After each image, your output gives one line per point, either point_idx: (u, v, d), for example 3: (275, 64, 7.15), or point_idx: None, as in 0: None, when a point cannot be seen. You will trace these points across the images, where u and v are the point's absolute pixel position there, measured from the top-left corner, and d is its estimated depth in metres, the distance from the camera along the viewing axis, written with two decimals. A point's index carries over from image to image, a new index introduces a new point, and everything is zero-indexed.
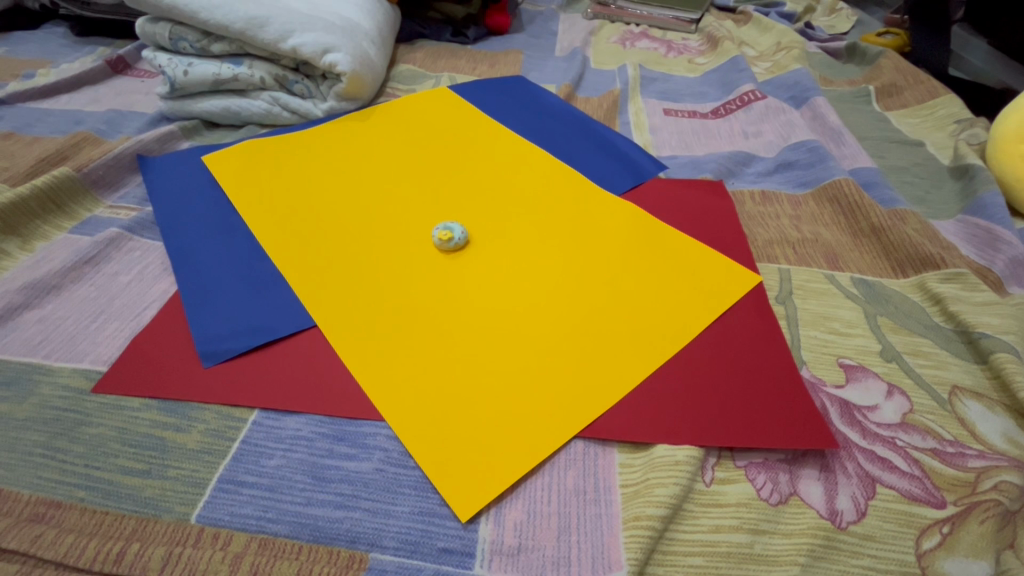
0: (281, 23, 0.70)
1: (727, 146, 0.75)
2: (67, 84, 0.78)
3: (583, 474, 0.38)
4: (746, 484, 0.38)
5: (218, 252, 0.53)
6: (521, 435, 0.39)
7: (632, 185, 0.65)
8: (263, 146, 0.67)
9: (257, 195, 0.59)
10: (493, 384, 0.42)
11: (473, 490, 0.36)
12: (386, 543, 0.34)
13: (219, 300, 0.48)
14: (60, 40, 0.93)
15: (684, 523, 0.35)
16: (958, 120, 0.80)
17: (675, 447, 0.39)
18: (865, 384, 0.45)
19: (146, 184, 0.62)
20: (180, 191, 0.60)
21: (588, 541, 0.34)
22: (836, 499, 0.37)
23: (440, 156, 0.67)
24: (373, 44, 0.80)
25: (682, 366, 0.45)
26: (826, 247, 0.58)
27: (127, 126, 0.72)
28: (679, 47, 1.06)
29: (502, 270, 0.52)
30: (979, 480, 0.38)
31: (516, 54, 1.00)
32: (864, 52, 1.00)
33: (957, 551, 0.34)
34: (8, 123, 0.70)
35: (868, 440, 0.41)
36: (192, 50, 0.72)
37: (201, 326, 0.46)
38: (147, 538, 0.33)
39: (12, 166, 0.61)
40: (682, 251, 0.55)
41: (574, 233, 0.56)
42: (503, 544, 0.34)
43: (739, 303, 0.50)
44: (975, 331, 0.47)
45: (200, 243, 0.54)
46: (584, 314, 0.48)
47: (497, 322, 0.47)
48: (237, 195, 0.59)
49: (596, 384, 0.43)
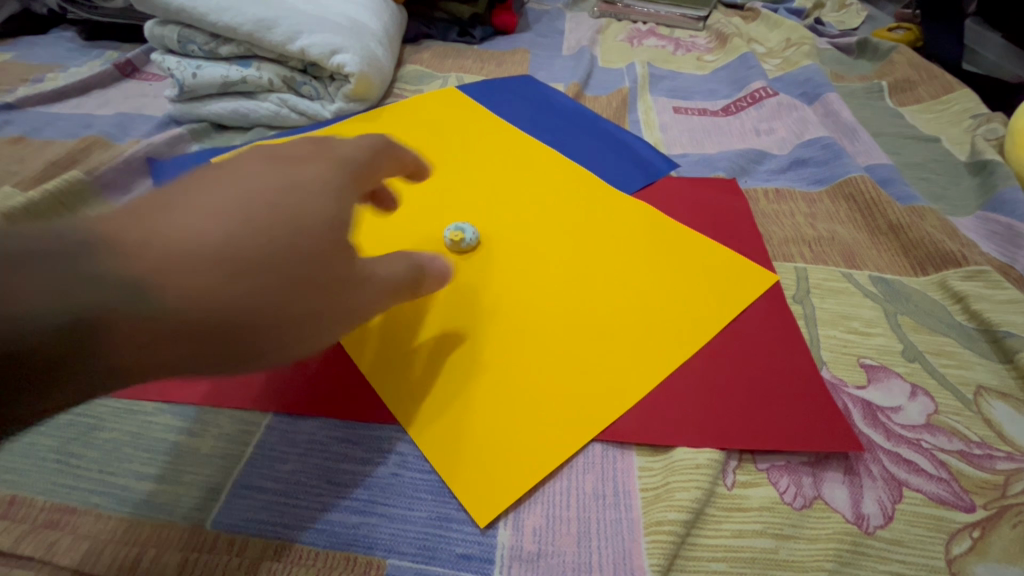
0: (289, 24, 0.70)
1: (739, 143, 0.74)
2: (76, 88, 0.78)
3: (602, 478, 0.37)
4: (770, 488, 0.37)
5: None
6: (538, 438, 0.39)
7: (644, 184, 0.65)
8: (272, 147, 0.66)
9: None
10: (509, 386, 0.42)
11: (491, 494, 0.36)
12: (404, 548, 0.34)
13: None
14: (69, 44, 0.93)
15: (706, 527, 0.35)
16: (975, 115, 0.79)
17: (695, 450, 0.38)
18: (887, 385, 0.44)
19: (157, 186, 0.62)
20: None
21: (609, 546, 0.34)
22: (862, 502, 0.36)
23: (449, 156, 0.67)
24: (381, 45, 0.80)
25: (700, 366, 0.44)
26: (843, 244, 0.57)
27: (136, 129, 0.72)
28: (688, 45, 1.05)
29: (514, 270, 0.51)
30: (1008, 483, 0.37)
31: (523, 53, 0.99)
32: (876, 48, 0.99)
33: (989, 556, 0.34)
34: (19, 128, 0.70)
35: (893, 442, 0.40)
36: (200, 53, 0.72)
37: None
38: (162, 543, 0.33)
39: (24, 170, 0.61)
40: (696, 250, 0.54)
41: (587, 233, 0.56)
42: (523, 550, 0.34)
43: (756, 303, 0.49)
44: (999, 330, 0.46)
45: None
46: (599, 314, 0.47)
47: (512, 324, 0.46)
48: None
49: (613, 386, 0.42)
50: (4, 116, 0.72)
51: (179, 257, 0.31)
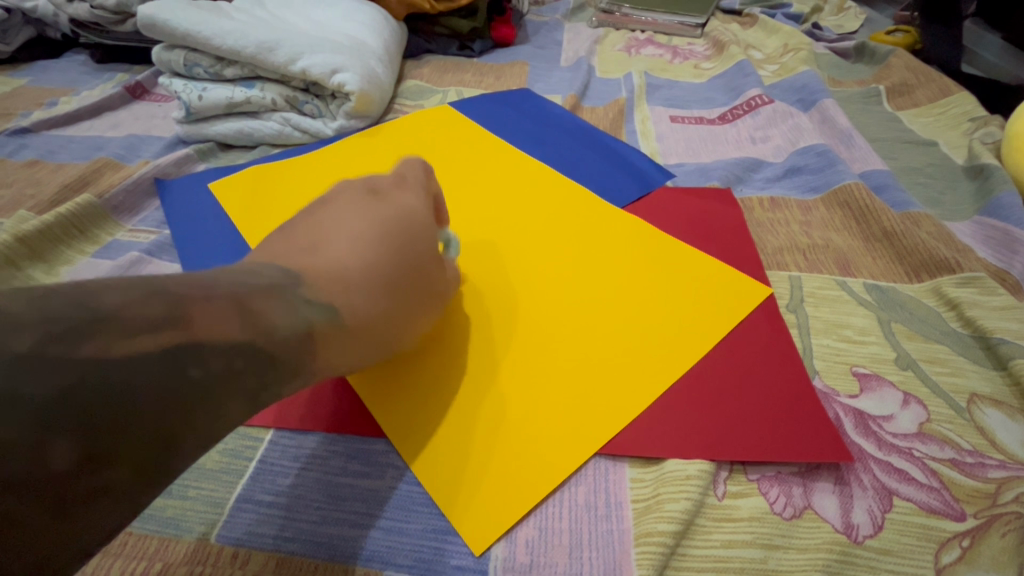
0: (291, 46, 0.72)
1: (735, 152, 0.75)
2: (88, 111, 0.81)
3: (594, 489, 0.38)
4: (760, 498, 0.37)
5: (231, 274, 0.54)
6: (530, 458, 0.40)
7: (639, 196, 0.66)
8: (272, 169, 0.68)
9: (269, 217, 0.61)
10: (503, 407, 0.43)
11: (484, 511, 0.37)
12: (400, 560, 0.35)
13: None
14: (81, 67, 0.96)
15: (696, 538, 0.35)
16: (973, 118, 0.79)
17: (685, 461, 0.39)
18: (879, 394, 0.44)
19: (164, 208, 0.64)
20: (193, 216, 0.62)
21: (600, 557, 0.35)
22: (852, 512, 0.37)
23: (447, 173, 0.68)
24: (381, 62, 0.82)
25: (692, 382, 0.44)
26: (837, 252, 0.57)
27: (146, 150, 0.74)
28: (685, 53, 1.06)
29: (510, 289, 0.52)
30: (999, 491, 0.38)
31: (521, 66, 1.00)
32: (874, 51, 0.99)
33: (978, 566, 0.34)
34: (34, 151, 0.73)
35: (884, 451, 0.40)
36: (206, 76, 0.74)
37: None
38: (170, 557, 0.34)
39: (38, 194, 0.64)
40: (690, 263, 0.55)
41: (581, 250, 0.57)
42: (515, 561, 0.35)
43: (750, 314, 0.50)
44: (993, 337, 0.47)
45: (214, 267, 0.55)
46: (594, 334, 0.48)
47: (509, 342, 0.47)
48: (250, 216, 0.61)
49: (609, 402, 0.43)
50: (20, 140, 0.75)
51: (311, 321, 0.33)
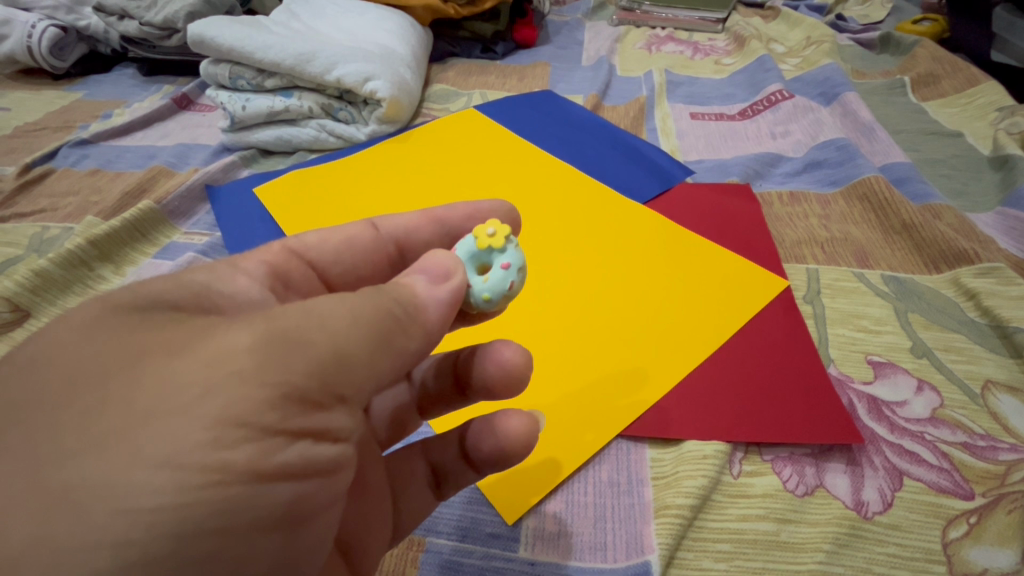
0: (326, 56, 0.76)
1: (755, 147, 0.76)
2: (139, 122, 0.87)
3: (616, 468, 0.42)
4: (774, 476, 0.40)
5: (245, 215, 0.67)
6: (568, 461, 0.41)
7: (660, 190, 0.68)
8: (312, 174, 0.72)
9: (296, 213, 0.66)
10: (550, 421, 0.44)
11: (517, 495, 0.40)
12: (440, 528, 0.39)
13: (242, 220, 0.66)
14: (130, 81, 1.03)
15: (712, 512, 0.38)
16: (1000, 108, 0.78)
17: (703, 442, 0.42)
18: (893, 380, 0.46)
19: (222, 236, 0.65)
20: (237, 212, 0.68)
21: (623, 529, 0.38)
22: (862, 490, 0.39)
23: (476, 174, 0.71)
24: (409, 68, 0.86)
25: (709, 371, 0.47)
26: (856, 245, 0.58)
27: (194, 158, 0.80)
28: (706, 49, 1.06)
29: (561, 296, 0.54)
30: (1008, 472, 0.39)
31: (544, 66, 1.03)
32: (899, 43, 0.98)
33: (984, 540, 0.36)
34: (94, 161, 0.79)
35: (896, 434, 0.42)
36: (249, 86, 0.79)
37: (229, 229, 0.65)
38: None
39: (102, 201, 0.69)
40: (709, 259, 0.58)
41: (614, 251, 0.59)
42: (545, 530, 0.38)
43: (769, 307, 0.52)
44: (1010, 326, 0.48)
45: (234, 207, 0.69)
46: (634, 339, 0.50)
47: (567, 361, 0.48)
48: (280, 215, 0.66)
49: (632, 396, 0.45)
50: (81, 152, 0.81)
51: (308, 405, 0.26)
